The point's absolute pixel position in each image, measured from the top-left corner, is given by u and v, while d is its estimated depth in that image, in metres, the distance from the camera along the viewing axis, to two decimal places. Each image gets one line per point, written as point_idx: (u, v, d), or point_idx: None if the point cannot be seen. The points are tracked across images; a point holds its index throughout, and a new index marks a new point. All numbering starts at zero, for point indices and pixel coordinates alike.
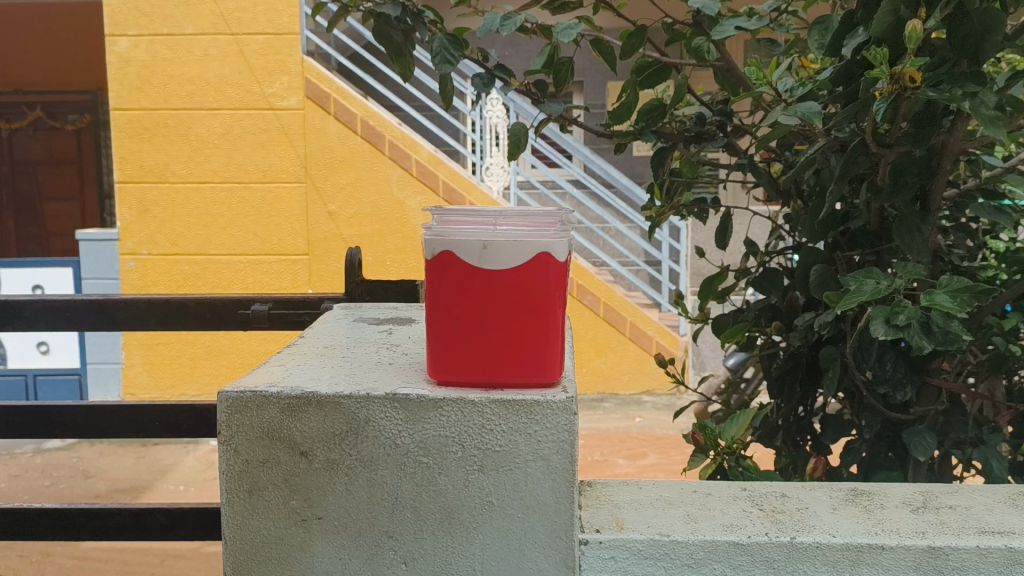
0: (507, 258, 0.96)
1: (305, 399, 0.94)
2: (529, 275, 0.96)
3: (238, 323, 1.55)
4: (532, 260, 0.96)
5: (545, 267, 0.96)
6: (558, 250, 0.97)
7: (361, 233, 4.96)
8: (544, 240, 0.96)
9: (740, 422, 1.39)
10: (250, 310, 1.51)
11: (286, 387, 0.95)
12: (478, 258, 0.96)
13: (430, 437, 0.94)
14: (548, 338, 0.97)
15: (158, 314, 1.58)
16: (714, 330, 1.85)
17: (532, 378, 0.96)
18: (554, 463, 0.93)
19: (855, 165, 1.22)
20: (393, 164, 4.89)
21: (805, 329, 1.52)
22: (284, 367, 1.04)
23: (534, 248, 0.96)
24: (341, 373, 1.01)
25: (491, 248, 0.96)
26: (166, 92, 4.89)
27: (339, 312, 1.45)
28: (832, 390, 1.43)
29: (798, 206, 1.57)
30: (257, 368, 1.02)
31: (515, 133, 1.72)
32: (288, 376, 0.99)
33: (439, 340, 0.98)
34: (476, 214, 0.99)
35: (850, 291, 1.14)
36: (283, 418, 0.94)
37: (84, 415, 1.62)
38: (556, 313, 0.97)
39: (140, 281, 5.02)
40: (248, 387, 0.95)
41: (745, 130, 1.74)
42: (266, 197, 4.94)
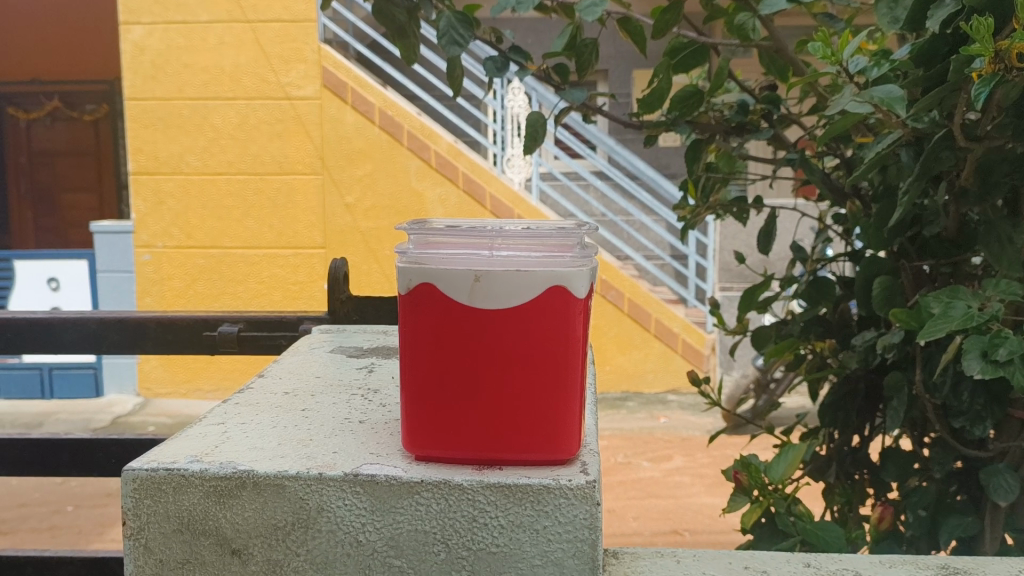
0: (502, 294, 0.79)
1: (239, 480, 0.80)
2: (537, 319, 0.79)
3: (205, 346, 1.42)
4: (539, 298, 0.78)
5: (556, 308, 0.79)
6: (577, 285, 0.79)
7: (378, 226, 4.76)
8: (556, 270, 0.78)
9: (789, 461, 1.18)
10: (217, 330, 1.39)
11: (215, 464, 0.81)
12: (468, 293, 0.79)
13: (402, 534, 0.79)
14: (566, 401, 0.80)
15: (112, 334, 1.44)
16: (755, 344, 1.65)
17: (539, 453, 0.80)
18: (569, 568, 0.78)
19: (937, 162, 1.02)
20: (411, 155, 4.70)
21: (864, 349, 1.32)
22: (230, 435, 0.89)
23: (543, 282, 0.78)
24: (293, 442, 0.87)
25: (485, 279, 0.79)
26: (179, 81, 4.72)
27: (308, 345, 1.29)
28: (895, 423, 1.24)
29: (857, 210, 1.38)
30: (184, 436, 0.88)
31: (533, 123, 1.52)
32: (219, 448, 0.85)
33: (419, 401, 0.82)
34: (467, 237, 0.82)
35: (933, 316, 0.95)
36: (209, 505, 0.80)
37: (23, 448, 1.46)
38: (573, 371, 0.80)
39: (156, 275, 4.88)
40: (163, 465, 0.81)
41: (794, 121, 1.52)
42: (281, 189, 4.76)
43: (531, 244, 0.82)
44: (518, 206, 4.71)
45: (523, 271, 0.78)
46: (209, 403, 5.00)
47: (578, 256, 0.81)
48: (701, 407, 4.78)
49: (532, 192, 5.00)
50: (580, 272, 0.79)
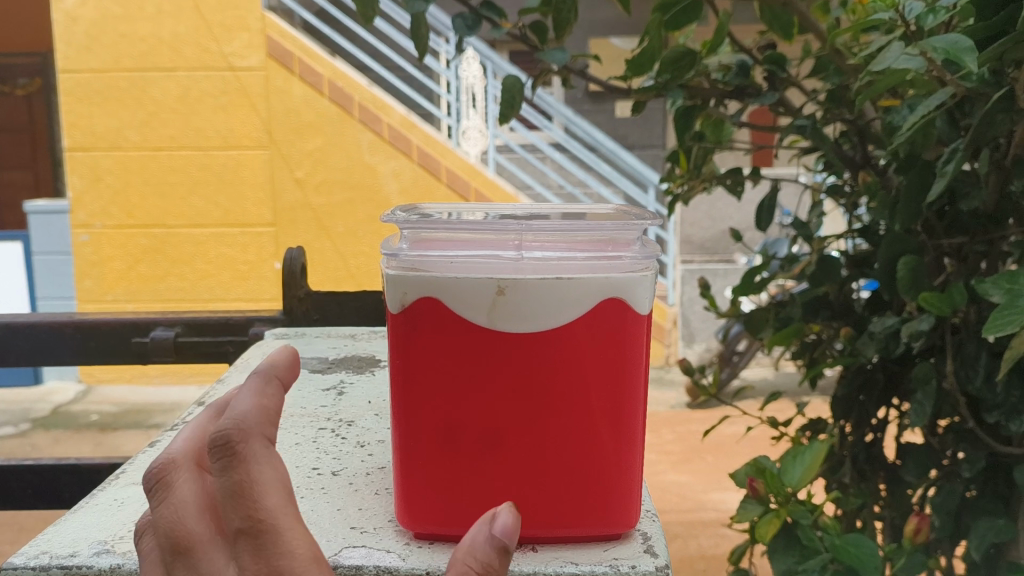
0: (527, 309, 0.77)
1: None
2: (577, 344, 0.78)
3: (137, 353, 1.69)
4: (592, 311, 0.78)
5: (599, 331, 0.78)
6: (636, 295, 0.79)
7: (330, 202, 4.32)
8: (608, 277, 0.77)
9: (808, 464, 1.05)
10: (150, 338, 1.65)
11: (128, 559, 0.80)
12: (489, 309, 0.77)
13: None
14: (600, 441, 0.81)
15: (84, 335, 1.71)
16: (750, 328, 1.52)
17: (574, 489, 0.81)
18: None
19: (991, 126, 0.89)
20: (362, 127, 4.36)
21: (883, 338, 1.20)
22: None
23: (597, 291, 0.77)
24: None
25: (509, 292, 0.77)
26: (114, 50, 4.41)
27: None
28: (919, 419, 1.12)
29: (873, 182, 1.24)
30: (95, 528, 0.87)
31: (510, 88, 1.35)
32: (127, 539, 0.85)
33: (446, 426, 0.80)
34: (486, 234, 0.80)
35: (1001, 308, 0.81)
36: None
37: None
38: (621, 400, 0.80)
39: (95, 256, 4.61)
40: (57, 562, 0.80)
41: (796, 83, 1.36)
42: (226, 164, 4.44)
43: (562, 245, 0.82)
44: (472, 178, 4.47)
45: (561, 278, 0.76)
46: (155, 392, 4.60)
47: (634, 259, 0.80)
48: (664, 383, 4.64)
49: (488, 166, 4.75)
50: (639, 282, 0.78)
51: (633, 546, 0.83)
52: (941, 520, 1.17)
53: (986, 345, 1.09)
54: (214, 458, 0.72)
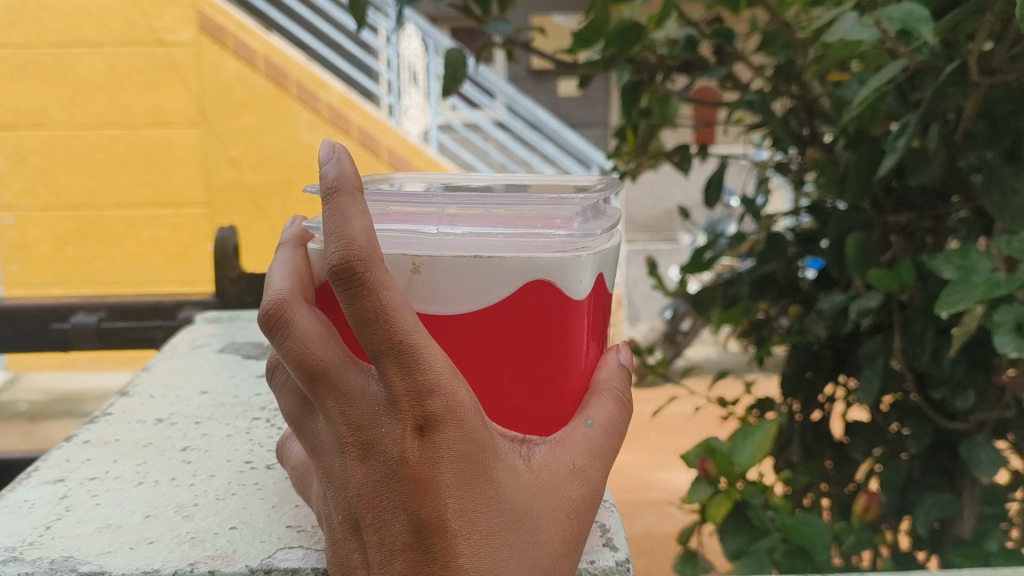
0: (443, 288, 0.73)
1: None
2: (501, 322, 0.74)
3: (59, 342, 1.63)
4: (518, 290, 0.73)
5: (526, 308, 0.73)
6: (567, 277, 0.73)
7: (263, 184, 3.35)
8: (533, 260, 0.72)
9: (760, 444, 1.04)
10: (72, 325, 1.59)
11: (40, 567, 0.75)
12: (407, 287, 0.73)
13: None
14: (532, 419, 0.77)
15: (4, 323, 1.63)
16: (698, 306, 1.50)
17: None
18: None
19: (942, 100, 0.90)
20: (299, 105, 3.70)
21: (832, 316, 1.20)
22: (65, 519, 0.85)
23: (519, 273, 0.72)
24: (146, 528, 0.83)
25: (424, 270, 0.72)
26: (36, 23, 3.65)
27: (181, 388, 1.25)
28: (866, 397, 1.12)
29: (820, 158, 1.24)
30: (13, 529, 0.83)
31: (452, 61, 1.31)
32: (47, 539, 0.80)
33: None
34: (409, 206, 0.77)
35: (951, 283, 0.80)
36: None
37: None
38: (553, 380, 0.77)
39: (20, 239, 3.45)
40: None
41: (744, 58, 1.35)
42: (157, 144, 3.83)
43: (493, 218, 0.77)
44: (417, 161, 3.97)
45: (475, 259, 0.72)
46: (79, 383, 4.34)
47: (567, 237, 0.74)
48: None
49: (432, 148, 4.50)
50: (572, 267, 0.72)
51: (595, 540, 0.81)
52: (888, 495, 1.17)
53: (934, 321, 1.08)
54: (339, 285, 0.59)
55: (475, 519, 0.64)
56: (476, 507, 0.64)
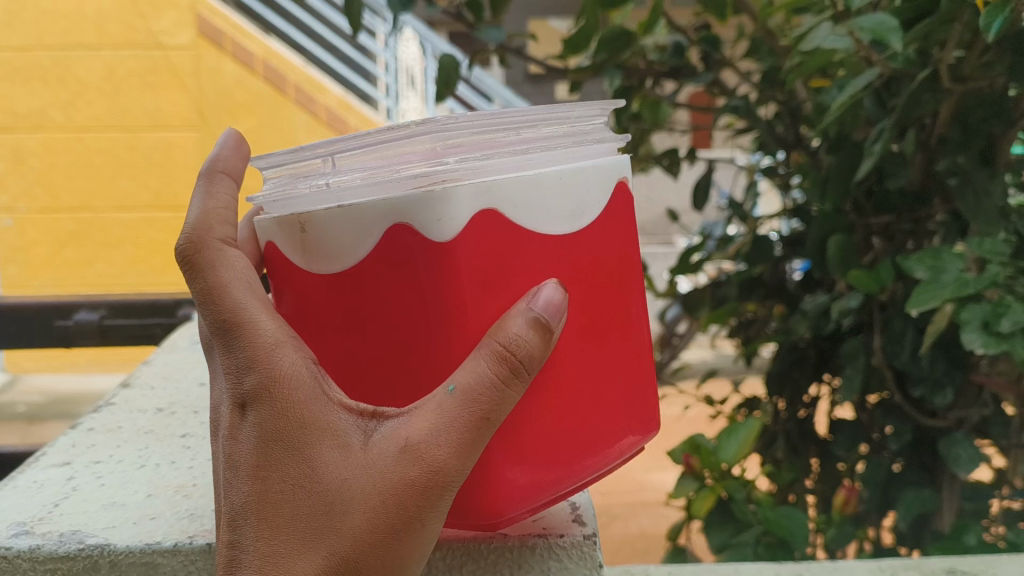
0: (325, 246, 0.67)
1: (87, 561, 0.77)
2: (384, 281, 0.64)
3: (58, 338, 1.65)
4: (383, 239, 0.63)
5: (396, 260, 0.63)
6: (419, 218, 0.61)
7: None
8: (385, 202, 0.62)
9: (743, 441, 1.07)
10: (72, 322, 1.61)
11: (49, 540, 0.79)
12: (302, 247, 0.69)
13: None
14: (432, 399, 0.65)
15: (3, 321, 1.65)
16: (686, 307, 1.52)
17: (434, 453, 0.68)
18: None
19: (916, 106, 0.93)
20: (297, 107, 3.81)
21: (815, 316, 1.22)
22: (72, 498, 0.88)
23: (375, 217, 0.63)
24: (145, 506, 0.86)
25: (309, 228, 0.68)
26: (37, 27, 3.53)
27: (180, 379, 1.29)
28: (847, 394, 1.15)
29: (805, 163, 1.27)
30: (22, 508, 0.86)
31: (446, 68, 1.34)
32: (53, 516, 0.84)
33: None
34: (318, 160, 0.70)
35: (923, 283, 0.85)
36: None
37: None
38: (447, 351, 0.64)
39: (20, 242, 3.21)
40: None
41: (731, 65, 1.38)
42: (155, 147, 3.54)
43: None
44: None
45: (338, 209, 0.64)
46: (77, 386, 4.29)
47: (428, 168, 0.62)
48: None
49: None
50: (418, 205, 0.61)
51: (564, 515, 0.82)
52: (870, 491, 1.20)
53: (913, 321, 1.11)
54: None
55: (282, 496, 0.64)
56: (286, 490, 0.64)
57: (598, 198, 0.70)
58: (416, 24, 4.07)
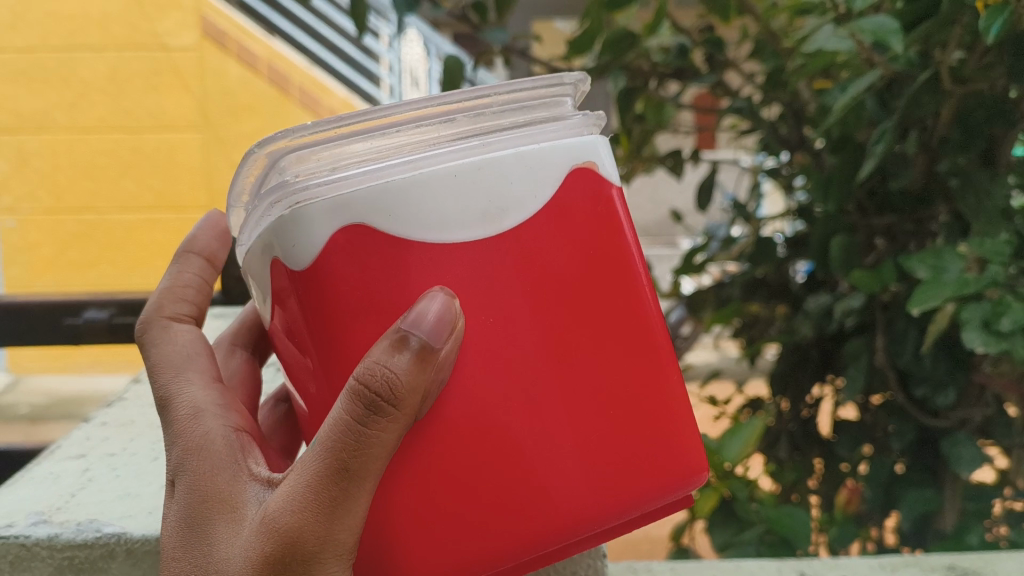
0: (256, 288, 0.69)
1: (103, 549, 0.80)
2: (289, 314, 0.65)
3: (67, 336, 1.66)
4: (274, 273, 0.64)
5: (285, 290, 0.63)
6: (281, 244, 0.61)
7: None
8: (263, 238, 0.63)
9: (747, 439, 1.07)
10: (81, 320, 1.63)
11: (67, 529, 0.81)
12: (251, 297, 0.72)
13: None
14: None
15: (12, 319, 1.66)
16: (689, 308, 1.52)
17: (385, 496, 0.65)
18: None
19: (918, 107, 0.95)
20: (303, 110, 3.87)
21: (818, 317, 1.23)
22: (88, 488, 0.90)
23: (264, 253, 0.64)
24: (158, 496, 0.87)
25: (247, 275, 0.71)
26: (41, 28, 3.42)
27: None
28: (850, 394, 1.15)
29: (808, 165, 1.28)
30: (39, 495, 0.88)
31: (451, 69, 1.35)
32: (69, 504, 0.86)
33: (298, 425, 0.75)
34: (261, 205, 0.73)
35: (924, 282, 0.86)
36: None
37: None
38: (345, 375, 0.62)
39: (21, 242, 3.09)
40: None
41: (735, 66, 1.39)
42: (159, 148, 3.61)
43: None
44: None
45: (246, 250, 0.67)
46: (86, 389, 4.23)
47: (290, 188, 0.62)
48: None
49: None
50: (275, 230, 0.61)
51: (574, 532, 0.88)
52: (873, 491, 1.20)
53: (915, 321, 1.12)
54: None
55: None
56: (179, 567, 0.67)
57: (525, 188, 0.63)
58: (419, 24, 4.09)
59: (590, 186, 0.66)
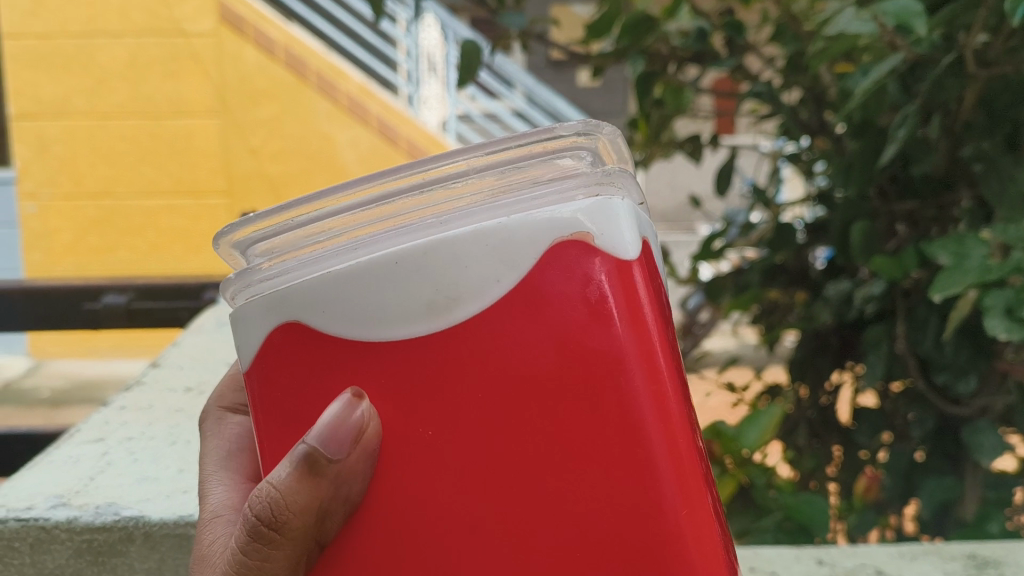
0: None
1: (122, 532, 0.81)
2: None
3: (87, 320, 1.67)
4: None
5: None
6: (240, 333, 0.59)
7: (287, 172, 3.71)
8: None
9: (765, 427, 1.06)
10: (103, 304, 1.64)
11: (86, 511, 0.82)
12: None
13: None
14: None
15: (37, 304, 1.68)
16: (708, 295, 1.51)
17: None
18: None
19: (940, 91, 0.95)
20: (318, 95, 3.68)
21: (839, 303, 1.22)
22: (107, 472, 0.90)
23: None
24: (175, 482, 0.88)
25: None
26: (59, 15, 3.60)
27: (208, 359, 1.30)
28: (870, 381, 1.14)
29: (829, 150, 1.26)
30: (59, 478, 0.89)
31: (468, 53, 1.34)
32: (89, 487, 0.87)
33: None
34: None
35: (946, 268, 0.85)
36: (77, 561, 0.82)
37: None
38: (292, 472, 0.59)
39: None
40: (17, 513, 0.82)
41: (755, 50, 1.37)
42: (175, 135, 3.71)
43: None
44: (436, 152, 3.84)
45: None
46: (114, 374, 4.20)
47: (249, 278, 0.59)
48: None
49: (450, 137, 4.55)
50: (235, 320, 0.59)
51: None
52: (891, 479, 1.20)
53: (936, 308, 1.11)
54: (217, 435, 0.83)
55: None
56: None
57: (482, 272, 0.51)
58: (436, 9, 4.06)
59: (573, 268, 0.51)
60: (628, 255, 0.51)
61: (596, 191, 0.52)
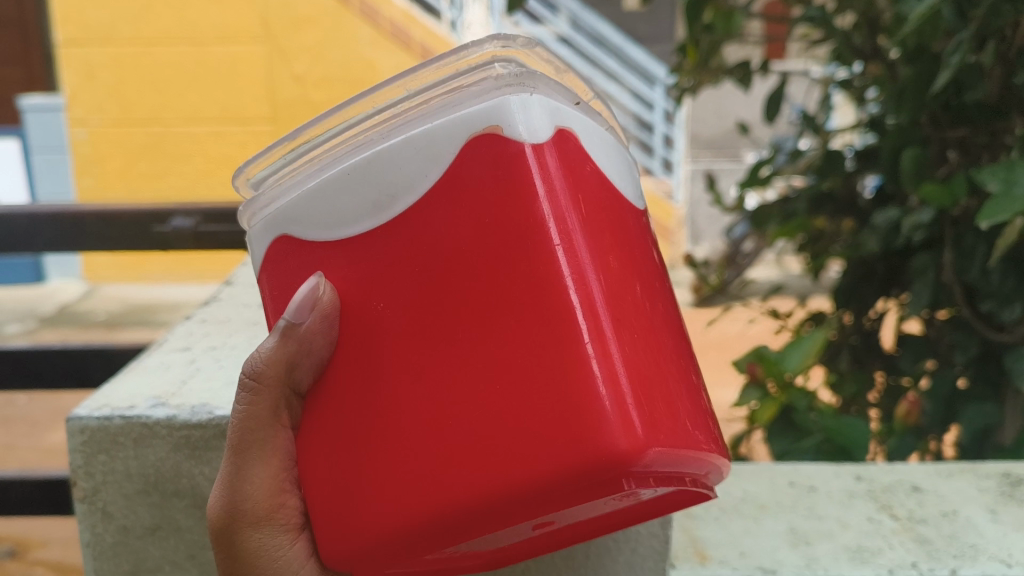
0: None
1: (217, 430, 0.86)
2: None
3: (156, 242, 1.72)
4: None
5: None
6: None
7: (331, 98, 3.71)
8: None
9: (808, 351, 1.09)
10: (170, 228, 1.68)
11: (183, 411, 0.87)
12: None
13: None
14: None
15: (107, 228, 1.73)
16: (754, 223, 1.50)
17: None
18: None
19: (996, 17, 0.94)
20: (361, 19, 3.62)
21: (884, 232, 1.23)
22: (197, 377, 0.95)
23: None
24: None
25: None
26: None
27: None
28: (916, 307, 1.15)
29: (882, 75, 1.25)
30: (153, 382, 0.94)
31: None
32: (183, 390, 0.92)
33: None
34: None
35: (995, 197, 0.85)
36: (176, 455, 0.87)
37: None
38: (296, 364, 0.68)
39: None
40: (120, 412, 0.87)
41: None
42: (222, 62, 3.74)
43: None
44: None
45: None
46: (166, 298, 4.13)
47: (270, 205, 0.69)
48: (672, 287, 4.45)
49: None
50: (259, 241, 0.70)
51: None
52: (933, 404, 1.21)
53: (984, 236, 1.11)
54: None
55: None
56: None
57: (414, 164, 0.58)
58: None
59: (485, 154, 0.57)
60: (538, 141, 0.57)
61: (506, 90, 0.57)
